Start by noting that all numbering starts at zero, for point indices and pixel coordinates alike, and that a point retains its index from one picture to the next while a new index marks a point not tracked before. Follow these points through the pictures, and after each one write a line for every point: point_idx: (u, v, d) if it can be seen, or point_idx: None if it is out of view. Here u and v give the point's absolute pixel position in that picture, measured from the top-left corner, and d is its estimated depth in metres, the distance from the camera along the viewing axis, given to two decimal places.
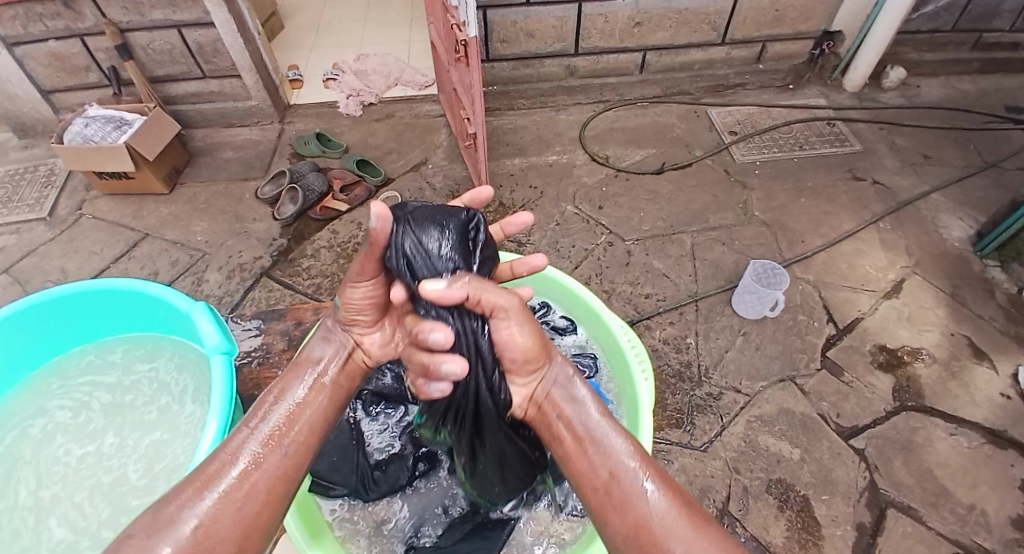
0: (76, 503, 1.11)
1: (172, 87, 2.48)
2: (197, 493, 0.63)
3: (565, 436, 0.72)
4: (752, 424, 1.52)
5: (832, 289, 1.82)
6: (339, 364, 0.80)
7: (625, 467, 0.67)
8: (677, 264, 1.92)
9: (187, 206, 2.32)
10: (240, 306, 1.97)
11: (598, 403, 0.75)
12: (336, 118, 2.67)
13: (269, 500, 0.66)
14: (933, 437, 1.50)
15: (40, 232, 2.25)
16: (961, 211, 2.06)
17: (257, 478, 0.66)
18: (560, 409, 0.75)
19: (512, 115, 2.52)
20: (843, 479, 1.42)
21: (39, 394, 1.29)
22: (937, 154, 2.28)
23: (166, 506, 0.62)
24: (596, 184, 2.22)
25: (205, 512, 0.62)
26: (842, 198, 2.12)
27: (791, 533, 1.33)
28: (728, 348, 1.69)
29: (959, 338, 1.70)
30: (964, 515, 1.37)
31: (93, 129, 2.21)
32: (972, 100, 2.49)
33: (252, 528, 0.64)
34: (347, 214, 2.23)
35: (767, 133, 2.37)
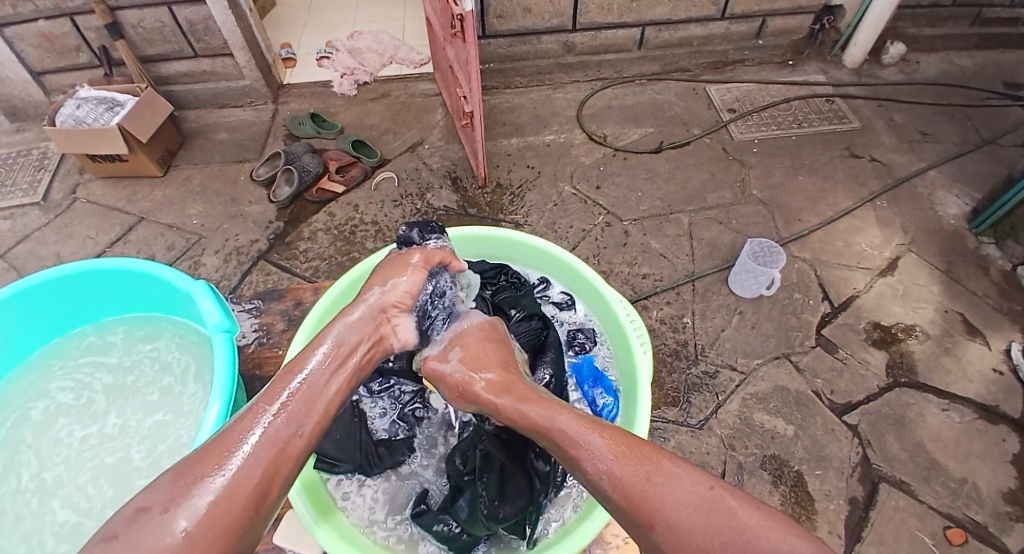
0: (79, 485, 1.13)
1: (163, 66, 2.44)
2: (213, 469, 0.62)
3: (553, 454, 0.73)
4: (747, 401, 1.54)
5: (828, 267, 1.83)
6: (367, 348, 0.82)
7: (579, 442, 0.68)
8: (674, 244, 1.92)
9: (182, 189, 2.30)
10: (238, 290, 1.98)
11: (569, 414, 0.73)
12: (330, 98, 2.64)
13: (278, 472, 0.64)
14: (925, 413, 1.52)
15: (34, 217, 2.23)
16: (959, 189, 2.06)
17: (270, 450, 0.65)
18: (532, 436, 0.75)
19: (508, 94, 2.49)
20: (835, 453, 1.45)
21: (41, 377, 1.30)
22: (936, 130, 2.26)
23: (184, 477, 0.61)
24: (593, 164, 2.21)
25: (226, 480, 0.61)
26: (840, 176, 2.11)
27: (784, 507, 1.37)
28: (724, 326, 1.70)
29: (952, 315, 1.72)
30: (954, 488, 1.41)
31: (84, 111, 2.18)
32: (972, 75, 2.47)
33: (263, 500, 0.63)
34: (343, 196, 2.21)
35: (766, 110, 2.35)
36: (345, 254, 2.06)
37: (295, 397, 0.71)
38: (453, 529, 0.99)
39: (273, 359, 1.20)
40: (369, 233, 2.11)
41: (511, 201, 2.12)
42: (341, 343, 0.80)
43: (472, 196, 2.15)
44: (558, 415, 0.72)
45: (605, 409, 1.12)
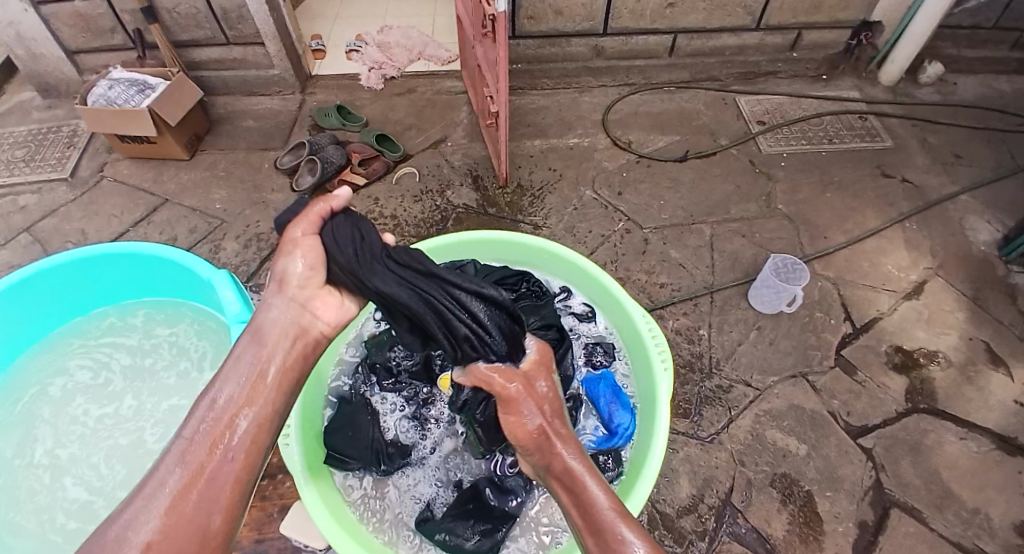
0: (92, 463, 1.15)
1: (195, 52, 2.47)
2: (159, 488, 0.67)
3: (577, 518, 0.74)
4: (760, 417, 1.52)
5: (851, 287, 1.80)
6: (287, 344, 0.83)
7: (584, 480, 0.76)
8: (695, 254, 1.90)
9: (207, 173, 2.33)
10: (256, 275, 2.00)
11: (609, 495, 0.74)
12: (357, 91, 2.66)
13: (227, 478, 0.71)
14: (944, 441, 1.49)
15: (62, 193, 2.28)
16: (990, 214, 2.01)
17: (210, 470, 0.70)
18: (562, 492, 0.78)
19: (534, 95, 2.49)
20: (848, 476, 1.42)
21: (60, 353, 1.32)
22: (969, 153, 2.21)
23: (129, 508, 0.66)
24: (616, 169, 2.19)
25: (159, 514, 0.65)
26: (868, 195, 2.07)
27: (793, 528, 1.34)
28: (741, 341, 1.68)
29: (977, 343, 1.67)
30: (968, 519, 1.37)
31: (116, 92, 2.22)
32: (1009, 100, 2.40)
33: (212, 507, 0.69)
34: (364, 188, 2.23)
35: (795, 124, 2.32)
36: None
37: (215, 430, 0.72)
38: (458, 539, 0.99)
39: None
40: (387, 226, 2.11)
41: (530, 202, 2.11)
42: (261, 350, 0.81)
43: (492, 195, 2.16)
44: (596, 490, 0.74)
45: (621, 427, 1.09)
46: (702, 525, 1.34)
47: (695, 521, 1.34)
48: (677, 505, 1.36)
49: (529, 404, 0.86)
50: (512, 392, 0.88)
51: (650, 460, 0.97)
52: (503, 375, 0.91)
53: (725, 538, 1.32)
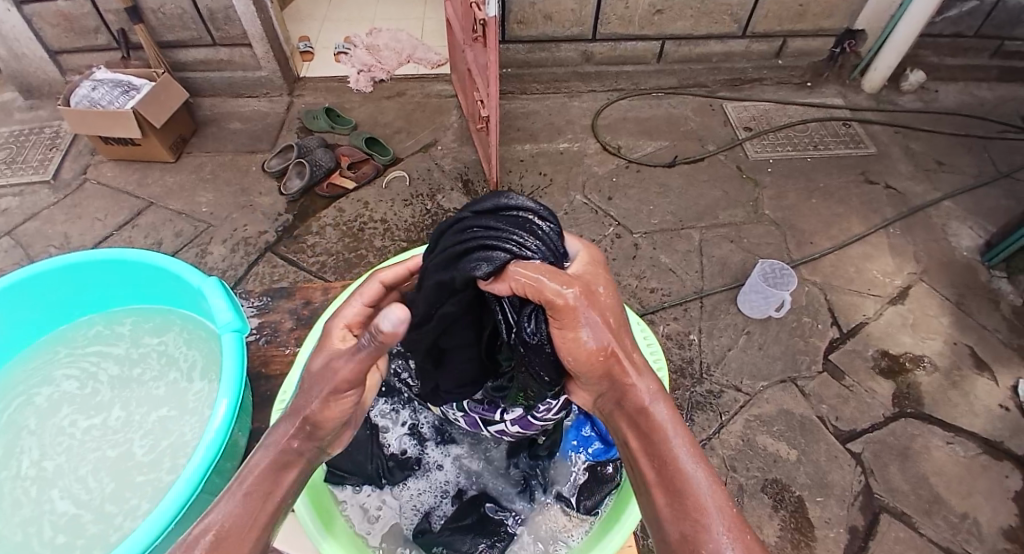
0: (80, 476, 1.11)
1: (181, 53, 2.43)
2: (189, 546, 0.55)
3: (646, 469, 0.57)
4: (751, 423, 1.53)
5: (838, 292, 1.82)
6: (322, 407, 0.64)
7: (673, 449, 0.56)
8: (685, 260, 1.91)
9: (192, 176, 2.30)
10: (244, 280, 1.97)
11: (696, 454, 0.56)
12: (346, 93, 2.64)
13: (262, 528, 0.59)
14: (930, 445, 1.51)
15: (43, 196, 2.23)
16: (972, 220, 2.05)
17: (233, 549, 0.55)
18: (629, 424, 0.60)
19: (524, 99, 2.49)
20: (838, 481, 1.44)
21: (46, 362, 1.29)
22: (951, 160, 2.25)
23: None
24: (607, 174, 2.20)
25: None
26: (854, 201, 2.10)
27: (785, 533, 1.35)
28: (731, 346, 1.69)
29: (961, 347, 1.71)
30: (955, 523, 1.39)
31: (100, 93, 2.17)
32: (989, 108, 2.46)
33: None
34: (354, 192, 2.21)
35: (782, 130, 2.35)
36: (353, 250, 2.04)
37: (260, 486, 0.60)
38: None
39: (280, 356, 1.19)
40: (377, 231, 2.09)
41: None
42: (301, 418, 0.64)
43: None
44: (682, 447, 0.56)
45: None
46: None
47: None
48: None
49: (596, 336, 0.59)
50: (570, 300, 0.58)
51: None
52: (552, 276, 0.60)
53: None
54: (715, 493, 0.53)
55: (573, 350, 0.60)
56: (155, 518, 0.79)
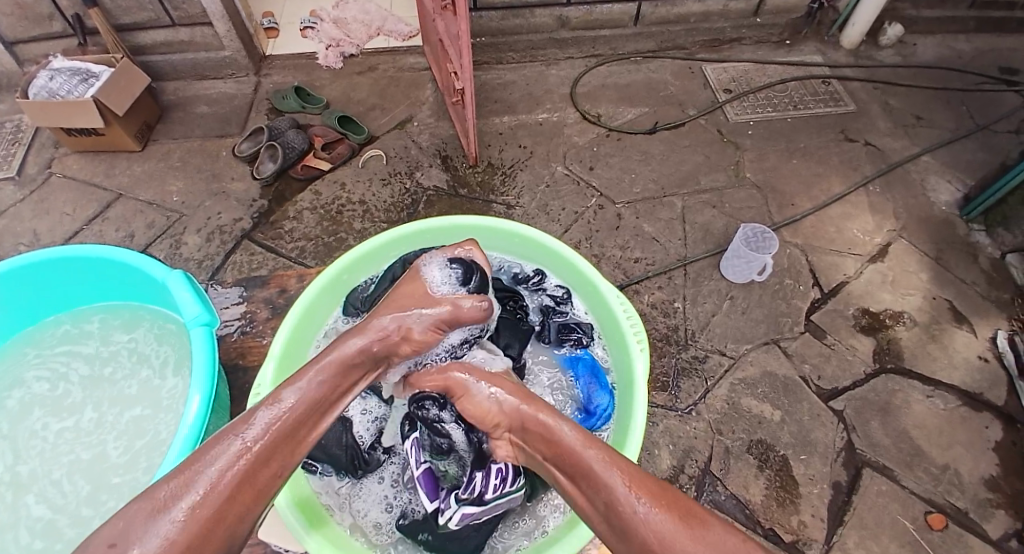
0: (54, 480, 1.11)
1: (139, 36, 2.32)
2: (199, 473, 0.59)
3: (563, 480, 0.71)
4: (735, 386, 1.55)
5: (820, 253, 1.83)
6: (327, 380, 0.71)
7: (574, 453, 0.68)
8: (667, 228, 1.90)
9: (161, 164, 2.22)
10: (222, 270, 1.93)
11: (576, 432, 0.70)
12: (315, 70, 2.54)
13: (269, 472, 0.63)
14: (911, 399, 1.55)
15: (8, 192, 2.15)
16: (951, 175, 2.05)
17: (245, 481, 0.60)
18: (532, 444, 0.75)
19: (500, 70, 2.42)
20: (821, 439, 1.47)
21: (16, 365, 1.27)
22: (930, 115, 2.24)
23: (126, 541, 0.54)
24: (587, 144, 2.17)
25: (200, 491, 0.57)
26: (834, 160, 2.10)
27: (770, 492, 1.39)
28: (715, 312, 1.70)
29: (941, 302, 1.73)
30: (937, 475, 1.43)
31: (58, 83, 2.08)
32: (968, 60, 2.44)
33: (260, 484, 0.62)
34: (329, 173, 2.15)
35: (762, 91, 2.32)
36: (333, 234, 2.00)
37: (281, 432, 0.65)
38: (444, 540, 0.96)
39: (257, 348, 1.18)
40: (356, 213, 2.05)
41: (502, 181, 2.08)
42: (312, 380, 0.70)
43: (463, 175, 2.11)
44: (563, 428, 0.71)
45: (599, 408, 1.08)
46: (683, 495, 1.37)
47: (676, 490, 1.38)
48: (658, 476, 1.39)
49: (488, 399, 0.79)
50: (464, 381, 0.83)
51: (627, 441, 0.97)
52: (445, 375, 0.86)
53: (706, 506, 1.36)
54: (596, 451, 0.67)
55: (479, 414, 0.81)
56: None
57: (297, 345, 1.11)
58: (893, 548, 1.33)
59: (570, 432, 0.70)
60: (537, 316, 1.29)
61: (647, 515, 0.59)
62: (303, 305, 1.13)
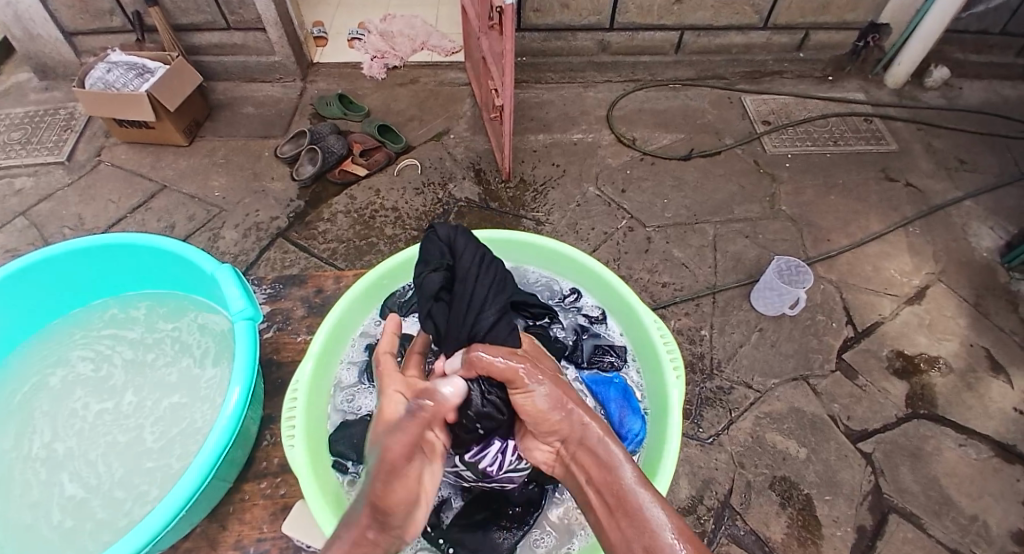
0: (90, 460, 1.13)
1: (196, 37, 2.43)
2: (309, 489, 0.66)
3: (598, 505, 0.67)
4: (760, 420, 1.51)
5: (853, 291, 1.80)
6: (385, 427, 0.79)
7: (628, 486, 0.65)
8: (697, 254, 1.89)
9: (206, 160, 2.30)
10: (255, 265, 1.98)
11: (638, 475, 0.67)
12: (359, 79, 2.62)
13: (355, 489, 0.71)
14: (943, 447, 1.49)
15: (59, 176, 2.25)
16: (993, 220, 2.01)
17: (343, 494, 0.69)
18: (585, 469, 0.71)
19: (538, 89, 2.47)
20: (847, 481, 1.42)
21: (62, 344, 1.31)
22: (973, 159, 2.20)
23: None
24: (620, 166, 2.18)
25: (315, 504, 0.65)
26: (872, 198, 2.07)
27: (792, 531, 1.34)
28: (742, 343, 1.67)
29: (978, 349, 1.68)
30: (966, 526, 1.37)
31: (114, 75, 2.18)
32: (1014, 107, 2.40)
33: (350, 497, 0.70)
34: (365, 179, 2.20)
35: (801, 125, 2.31)
36: (364, 237, 2.04)
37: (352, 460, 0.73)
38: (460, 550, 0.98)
39: (291, 344, 1.20)
40: (389, 219, 2.08)
41: (533, 198, 2.10)
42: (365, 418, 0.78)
43: (495, 189, 2.14)
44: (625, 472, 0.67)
45: (632, 432, 1.06)
46: (701, 526, 1.34)
47: (694, 522, 1.34)
48: (677, 505, 1.36)
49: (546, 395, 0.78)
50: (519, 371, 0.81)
51: (660, 467, 0.96)
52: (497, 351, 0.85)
53: (724, 540, 1.32)
54: (659, 505, 0.62)
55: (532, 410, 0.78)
56: (168, 504, 0.80)
57: (333, 343, 1.13)
58: None
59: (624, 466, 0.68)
60: (569, 334, 1.24)
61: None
62: (342, 308, 1.15)
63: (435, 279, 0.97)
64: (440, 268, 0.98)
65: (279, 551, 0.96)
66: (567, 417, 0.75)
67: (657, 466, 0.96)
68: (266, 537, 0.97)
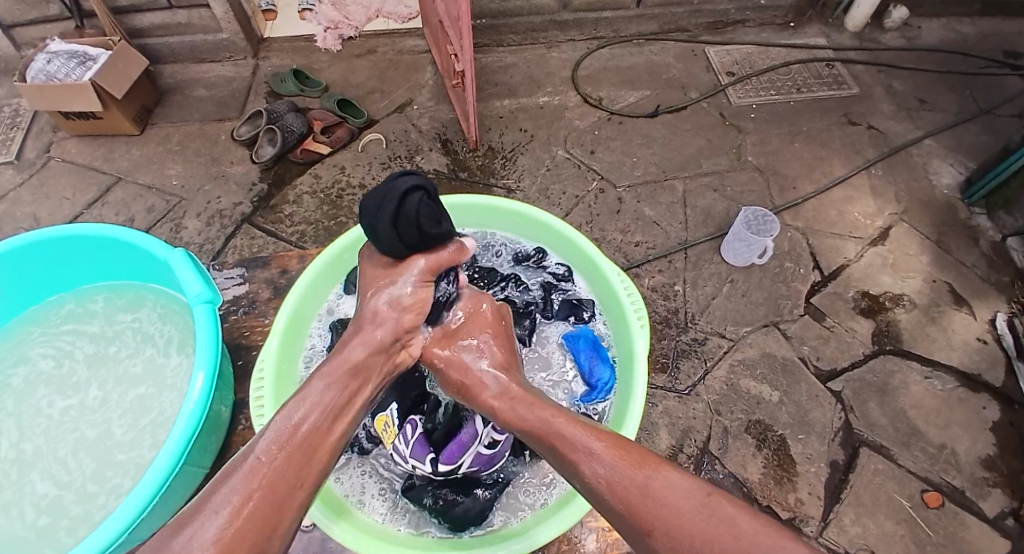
0: (59, 458, 1.11)
1: (136, 18, 2.29)
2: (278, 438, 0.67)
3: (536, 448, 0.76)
4: (734, 368, 1.56)
5: (820, 237, 1.83)
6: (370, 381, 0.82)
7: (551, 422, 0.75)
8: (668, 212, 1.90)
9: (160, 148, 2.21)
10: (222, 253, 1.93)
11: (555, 409, 0.79)
12: (314, 53, 2.52)
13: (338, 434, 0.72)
14: (909, 380, 1.56)
15: (6, 176, 2.14)
16: (953, 158, 2.05)
17: (316, 433, 0.69)
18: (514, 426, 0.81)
19: (501, 52, 2.40)
20: (819, 419, 1.48)
21: (20, 343, 1.28)
22: (933, 98, 2.23)
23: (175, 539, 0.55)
24: (588, 128, 2.15)
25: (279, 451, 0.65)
26: (836, 143, 2.09)
27: (767, 471, 1.40)
28: (715, 295, 1.70)
29: (941, 285, 1.74)
30: (933, 453, 1.45)
31: (55, 66, 2.06)
32: (973, 43, 2.42)
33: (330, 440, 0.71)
34: (329, 157, 2.14)
35: (765, 74, 2.30)
36: (334, 218, 1.99)
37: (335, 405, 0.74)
38: (447, 502, 0.98)
39: (259, 328, 1.18)
40: (357, 197, 2.04)
41: (502, 165, 2.07)
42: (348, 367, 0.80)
43: (463, 159, 2.10)
44: (545, 412, 0.78)
45: (601, 381, 1.11)
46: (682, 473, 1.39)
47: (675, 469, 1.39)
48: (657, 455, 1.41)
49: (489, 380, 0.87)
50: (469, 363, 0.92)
51: (628, 413, 0.98)
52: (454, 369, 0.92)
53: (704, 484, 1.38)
54: (576, 426, 0.73)
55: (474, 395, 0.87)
56: (140, 492, 0.80)
57: (299, 322, 1.12)
58: (889, 524, 1.35)
59: (546, 409, 0.78)
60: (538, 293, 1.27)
61: (613, 470, 0.65)
62: (304, 286, 1.13)
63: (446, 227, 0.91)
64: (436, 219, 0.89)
65: None
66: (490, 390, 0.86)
67: (625, 413, 0.97)
68: None
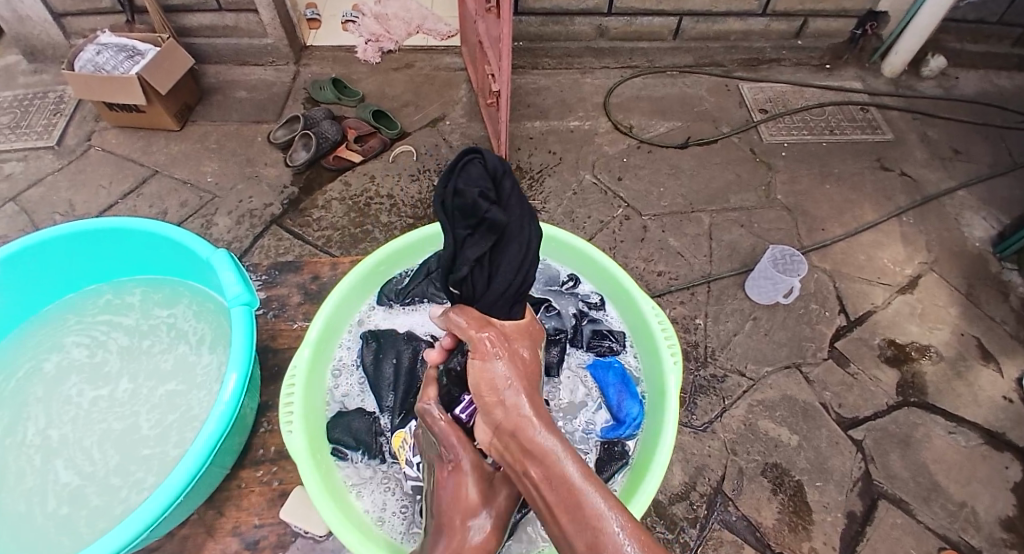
0: (85, 447, 1.13)
1: (187, 19, 2.38)
2: None
3: (543, 493, 0.63)
4: (752, 407, 1.53)
5: (846, 280, 1.81)
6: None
7: (573, 481, 0.60)
8: (693, 243, 1.89)
9: (198, 145, 2.27)
10: (250, 252, 1.96)
11: (581, 464, 0.63)
12: (352, 63, 2.59)
13: None
14: (932, 434, 1.52)
15: (49, 161, 2.21)
16: (987, 210, 2.02)
17: None
18: (525, 459, 0.67)
19: (535, 75, 2.44)
20: (837, 467, 1.45)
21: (56, 330, 1.31)
22: (968, 149, 2.21)
23: None
24: (617, 154, 2.17)
25: None
26: (867, 187, 2.07)
27: (781, 516, 1.37)
28: (736, 331, 1.69)
29: (969, 339, 1.70)
30: (954, 512, 1.40)
31: (104, 58, 2.14)
32: (1010, 97, 2.40)
33: None
34: (360, 165, 2.18)
35: (798, 114, 2.30)
36: (360, 226, 2.02)
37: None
38: None
39: (287, 332, 1.20)
40: (384, 206, 2.07)
41: (529, 185, 2.08)
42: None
43: None
44: (568, 464, 0.62)
45: (630, 416, 1.09)
46: (693, 512, 1.36)
47: (686, 507, 1.36)
48: (669, 492, 1.38)
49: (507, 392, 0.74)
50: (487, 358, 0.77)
51: (657, 451, 0.97)
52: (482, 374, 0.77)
53: (715, 525, 1.34)
54: (603, 497, 0.59)
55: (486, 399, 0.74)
56: (166, 490, 0.81)
57: (331, 330, 1.14)
58: None
59: (568, 459, 0.63)
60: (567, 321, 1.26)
61: None
62: (340, 294, 1.15)
63: (493, 213, 0.69)
64: (488, 199, 0.70)
65: (277, 538, 0.96)
66: (508, 407, 0.71)
67: (655, 449, 0.96)
68: (266, 524, 0.97)
